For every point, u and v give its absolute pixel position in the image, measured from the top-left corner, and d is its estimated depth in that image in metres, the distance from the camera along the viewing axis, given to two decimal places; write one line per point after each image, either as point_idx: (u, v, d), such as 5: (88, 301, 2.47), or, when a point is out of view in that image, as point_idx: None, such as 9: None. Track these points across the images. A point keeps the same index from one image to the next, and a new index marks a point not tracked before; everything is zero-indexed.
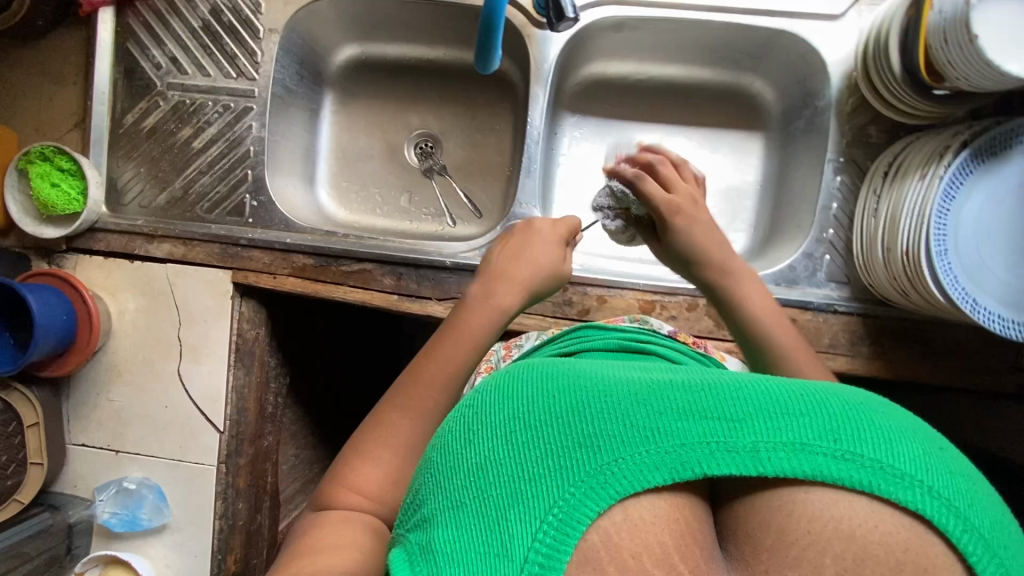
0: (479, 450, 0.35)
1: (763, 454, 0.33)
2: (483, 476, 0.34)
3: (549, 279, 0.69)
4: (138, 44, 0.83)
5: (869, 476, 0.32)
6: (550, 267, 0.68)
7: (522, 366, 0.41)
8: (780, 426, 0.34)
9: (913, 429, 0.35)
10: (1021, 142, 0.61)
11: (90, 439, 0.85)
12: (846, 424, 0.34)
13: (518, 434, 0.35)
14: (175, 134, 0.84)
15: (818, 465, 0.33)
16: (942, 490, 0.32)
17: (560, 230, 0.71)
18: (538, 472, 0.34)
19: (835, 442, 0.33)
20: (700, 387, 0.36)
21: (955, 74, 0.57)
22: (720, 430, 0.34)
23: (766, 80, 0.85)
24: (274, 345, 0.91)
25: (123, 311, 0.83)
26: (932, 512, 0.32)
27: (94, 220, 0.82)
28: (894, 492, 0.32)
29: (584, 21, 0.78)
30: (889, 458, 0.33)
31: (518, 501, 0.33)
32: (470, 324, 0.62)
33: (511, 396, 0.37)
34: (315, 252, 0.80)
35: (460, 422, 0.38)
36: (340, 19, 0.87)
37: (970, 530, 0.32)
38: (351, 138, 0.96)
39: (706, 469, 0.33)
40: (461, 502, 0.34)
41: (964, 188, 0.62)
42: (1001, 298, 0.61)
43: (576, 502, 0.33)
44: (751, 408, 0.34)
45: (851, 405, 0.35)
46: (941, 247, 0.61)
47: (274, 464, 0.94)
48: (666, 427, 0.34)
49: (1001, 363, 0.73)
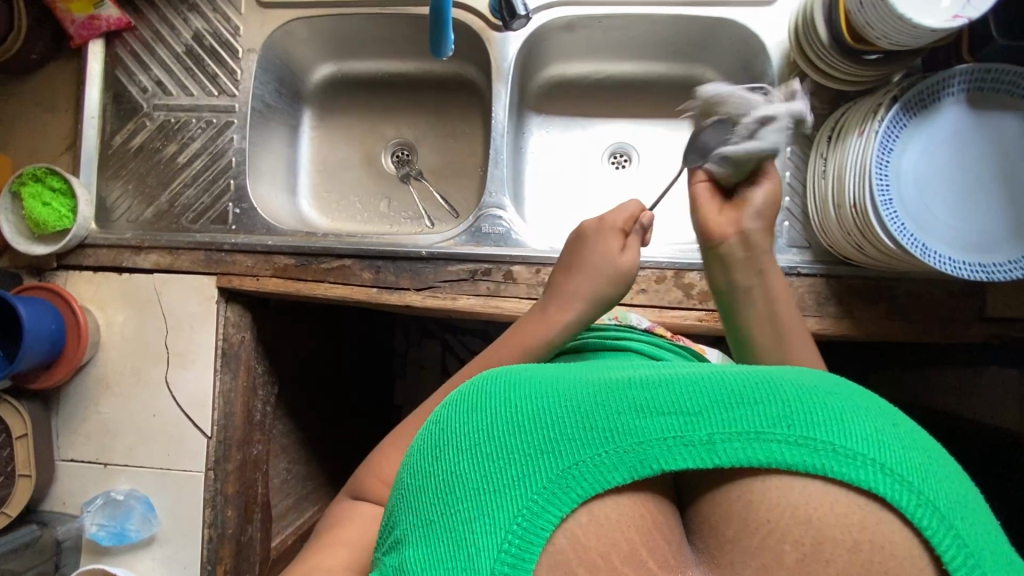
0: (444, 466, 0.34)
1: (719, 445, 0.32)
2: (449, 492, 0.33)
3: (618, 281, 0.66)
4: (126, 71, 0.88)
5: (822, 459, 0.31)
6: (618, 269, 0.65)
7: (484, 375, 0.39)
8: (735, 416, 0.32)
9: (867, 408, 0.33)
10: (947, 95, 0.65)
11: (79, 453, 0.85)
12: (798, 408, 0.32)
13: (480, 446, 0.34)
14: (161, 151, 0.88)
15: (772, 452, 0.32)
16: (895, 466, 0.31)
17: (614, 223, 0.68)
18: (500, 482, 0.33)
19: (789, 427, 0.32)
20: (657, 382, 0.34)
21: (875, 34, 0.63)
22: (677, 426, 0.32)
23: (715, 69, 0.90)
24: (262, 352, 0.93)
25: (112, 323, 0.85)
26: (886, 490, 0.31)
27: (83, 236, 0.86)
28: (847, 472, 0.31)
29: (538, 22, 0.84)
30: (841, 439, 0.31)
31: (481, 515, 0.32)
32: (519, 335, 0.63)
33: (473, 407, 0.36)
34: (295, 252, 0.83)
35: (426, 437, 0.37)
36: (313, 39, 0.93)
37: (925, 503, 0.30)
38: (331, 150, 1.01)
39: (664, 464, 0.32)
40: (430, 520, 0.33)
41: (900, 141, 0.66)
42: (947, 242, 0.65)
43: (538, 509, 0.32)
44: (706, 400, 0.33)
45: (804, 389, 0.33)
46: (885, 196, 0.64)
47: (264, 474, 0.94)
48: (625, 426, 0.33)
49: (968, 314, 0.74)
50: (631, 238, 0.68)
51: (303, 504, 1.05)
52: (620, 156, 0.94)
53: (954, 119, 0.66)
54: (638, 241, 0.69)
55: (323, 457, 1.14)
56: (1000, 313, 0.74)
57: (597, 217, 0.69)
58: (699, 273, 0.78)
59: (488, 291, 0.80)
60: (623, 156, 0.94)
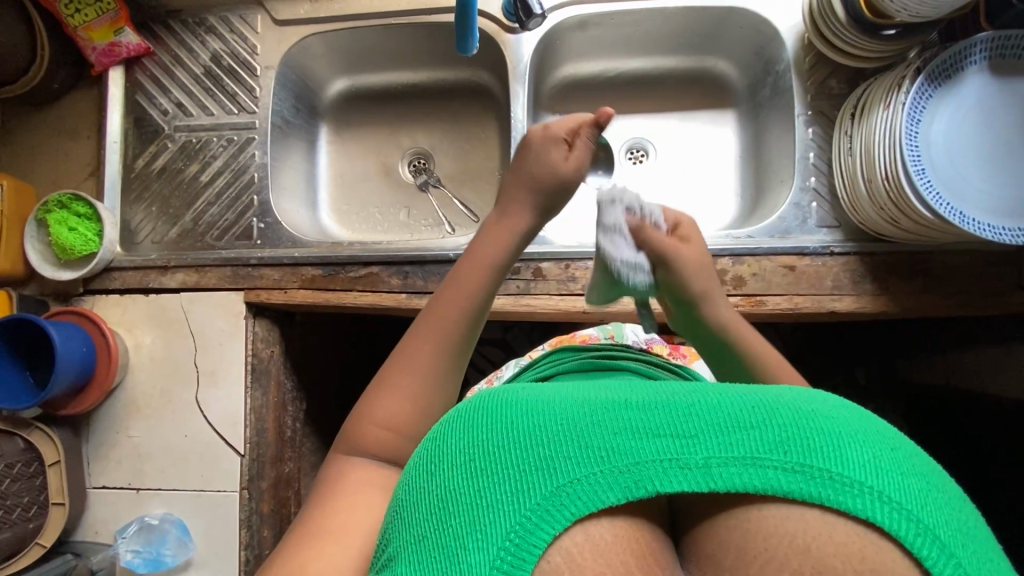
0: (440, 481, 0.34)
1: (715, 470, 0.32)
2: (444, 507, 0.33)
3: (559, 195, 0.63)
4: (146, 96, 0.90)
5: (819, 486, 0.31)
6: (558, 179, 0.62)
7: (485, 391, 0.40)
8: (732, 440, 0.32)
9: (863, 432, 0.33)
10: (972, 62, 0.66)
11: (111, 479, 0.84)
12: (795, 435, 0.32)
13: (478, 462, 0.34)
14: (183, 170, 0.89)
15: (769, 480, 0.32)
16: (893, 494, 0.31)
17: (569, 125, 0.63)
18: (495, 498, 0.32)
19: (785, 454, 0.32)
20: (654, 405, 0.34)
21: (895, 7, 0.63)
22: (674, 448, 0.33)
23: (727, 59, 0.91)
24: (290, 368, 0.92)
25: (140, 345, 0.85)
26: (885, 519, 0.30)
27: (109, 259, 0.86)
28: (845, 501, 0.31)
29: (552, 21, 0.84)
30: (840, 466, 0.32)
31: (474, 530, 0.32)
32: (480, 257, 0.60)
33: (472, 425, 0.36)
34: (322, 262, 0.83)
35: (425, 453, 0.37)
36: (328, 55, 0.95)
37: (924, 532, 0.30)
38: (348, 163, 1.01)
39: (659, 486, 0.32)
40: (425, 535, 0.33)
41: (928, 111, 0.66)
42: (983, 208, 0.64)
43: (531, 525, 0.32)
44: (703, 424, 0.33)
45: (802, 414, 0.33)
46: (918, 166, 0.64)
47: (296, 492, 0.92)
48: (620, 446, 0.33)
49: (1004, 285, 0.73)
50: (579, 144, 0.63)
51: None
52: (637, 150, 0.95)
53: (979, 88, 0.66)
54: (585, 145, 0.63)
55: None
56: None
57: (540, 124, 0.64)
58: (731, 259, 0.76)
59: (519, 290, 0.79)
60: (640, 151, 0.95)
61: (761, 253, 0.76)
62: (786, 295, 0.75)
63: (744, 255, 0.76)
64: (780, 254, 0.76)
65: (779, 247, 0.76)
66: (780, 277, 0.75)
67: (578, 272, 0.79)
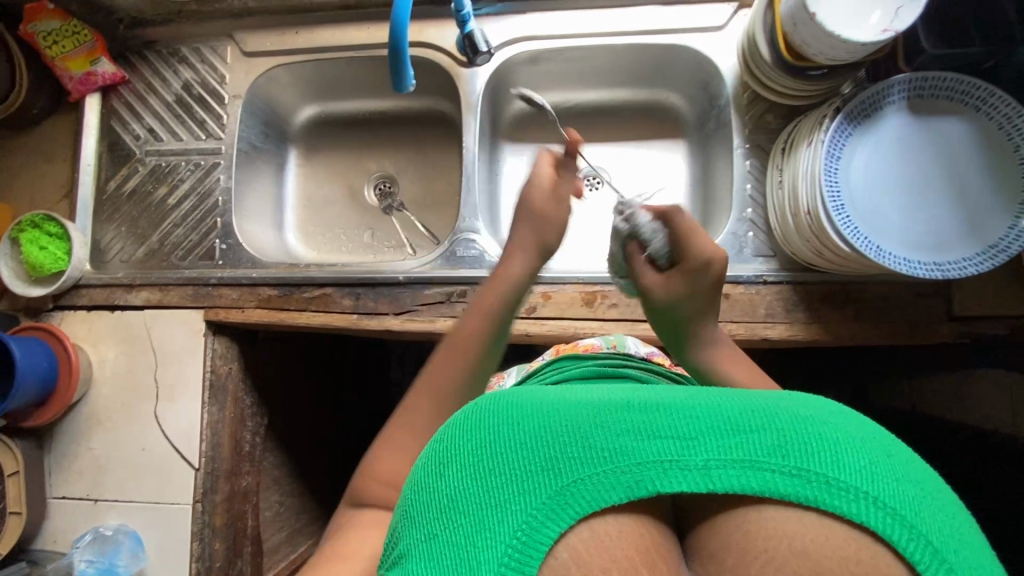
0: (447, 481, 0.34)
1: (715, 472, 0.32)
2: (452, 506, 0.33)
3: (554, 231, 0.70)
4: (120, 121, 0.94)
5: (815, 490, 0.31)
6: (542, 217, 0.69)
7: (488, 393, 0.39)
8: (731, 443, 0.32)
9: (860, 439, 0.33)
10: (891, 101, 0.68)
11: (70, 490, 0.87)
12: (793, 438, 0.32)
13: (484, 461, 0.34)
14: (152, 193, 0.93)
15: (767, 482, 0.32)
16: (888, 499, 0.31)
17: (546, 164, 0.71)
18: (501, 498, 0.32)
19: (784, 458, 0.32)
20: (656, 406, 0.34)
21: (811, 51, 0.66)
22: (674, 449, 0.33)
23: (677, 91, 0.94)
24: (249, 384, 0.95)
25: (104, 360, 0.88)
26: (878, 524, 0.31)
27: (78, 277, 0.89)
28: (839, 505, 0.31)
29: (502, 57, 0.88)
30: (835, 471, 0.32)
31: (482, 529, 0.32)
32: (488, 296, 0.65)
33: (476, 425, 0.36)
34: (279, 283, 0.86)
35: (431, 453, 0.37)
36: (297, 84, 0.99)
37: (917, 537, 0.30)
38: (316, 186, 1.05)
39: (660, 487, 0.32)
40: (433, 534, 0.33)
41: (847, 146, 0.69)
42: (901, 242, 0.67)
43: (537, 524, 0.32)
44: (702, 426, 0.33)
45: (800, 418, 0.33)
46: (837, 203, 0.67)
47: (253, 506, 0.95)
48: (624, 446, 0.33)
49: (936, 315, 0.75)
50: (563, 180, 0.71)
51: (295, 541, 1.06)
52: (592, 177, 0.97)
53: (897, 126, 0.69)
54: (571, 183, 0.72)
55: (316, 489, 1.15)
56: (967, 312, 0.75)
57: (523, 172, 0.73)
58: None
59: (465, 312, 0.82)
60: (594, 178, 0.97)
61: None
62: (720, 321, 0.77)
63: None
64: None
65: None
66: None
67: None
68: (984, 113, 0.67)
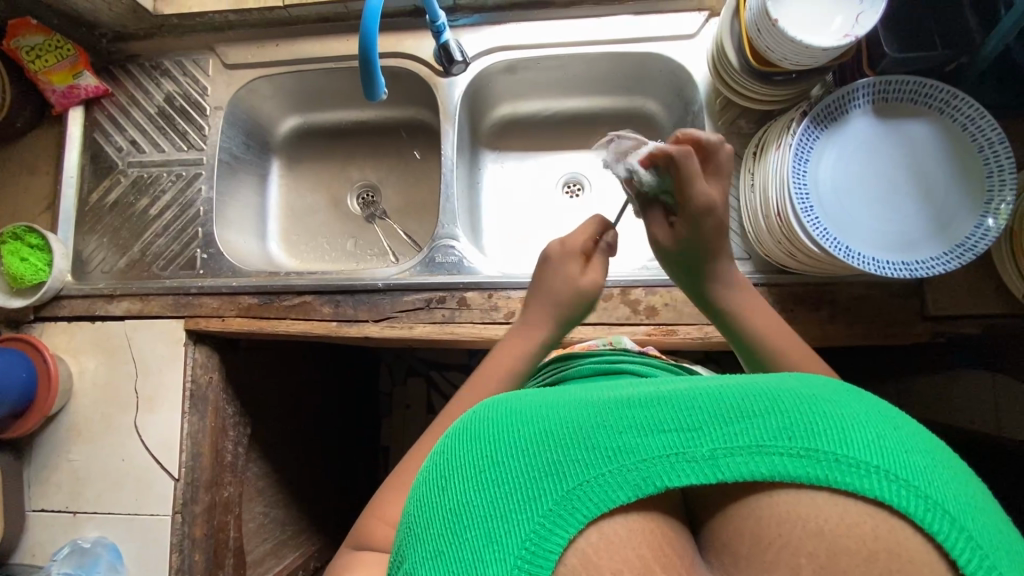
0: (448, 496, 0.32)
1: (722, 461, 0.31)
2: (455, 521, 0.31)
3: (576, 304, 0.63)
4: (103, 133, 0.95)
5: (825, 469, 0.30)
6: (571, 289, 0.63)
7: (485, 402, 0.38)
8: (736, 429, 0.31)
9: (865, 412, 0.32)
10: (854, 106, 0.70)
11: (49, 503, 0.86)
12: (798, 420, 0.31)
13: (486, 472, 0.32)
14: (134, 205, 0.94)
15: (774, 466, 0.30)
16: (900, 471, 0.30)
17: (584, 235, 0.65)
18: (507, 507, 0.31)
19: (791, 439, 0.30)
20: (656, 400, 0.33)
21: (776, 57, 0.67)
22: (679, 441, 0.31)
23: (654, 99, 0.96)
24: (231, 393, 0.94)
25: (84, 371, 0.88)
26: (893, 498, 0.29)
27: (59, 287, 0.89)
28: (852, 482, 0.29)
29: (478, 67, 0.90)
30: (844, 447, 0.30)
31: (490, 541, 0.30)
32: (498, 360, 0.60)
33: (477, 436, 0.34)
34: (259, 291, 0.87)
35: (430, 468, 0.35)
36: (278, 96, 1.00)
37: (933, 507, 0.29)
38: (298, 196, 1.06)
39: (668, 481, 0.31)
40: (437, 551, 0.31)
41: (815, 151, 0.70)
42: (869, 244, 0.68)
43: (545, 532, 0.30)
44: (706, 416, 0.32)
45: (803, 399, 0.32)
46: (805, 204, 0.67)
47: (236, 517, 0.94)
48: (628, 445, 0.31)
49: (911, 314, 0.76)
50: (595, 260, 0.65)
51: (280, 553, 1.05)
52: (574, 184, 0.99)
53: (866, 127, 0.70)
54: (602, 260, 0.65)
55: (302, 500, 1.15)
56: (943, 312, 0.75)
57: (558, 238, 0.66)
58: (644, 289, 0.79)
59: (444, 318, 0.82)
60: (576, 185, 0.99)
61: (672, 286, 0.79)
62: (698, 324, 0.77)
63: (657, 286, 0.79)
64: None
65: None
66: (691, 307, 0.78)
67: (499, 301, 0.82)
68: (948, 116, 0.68)
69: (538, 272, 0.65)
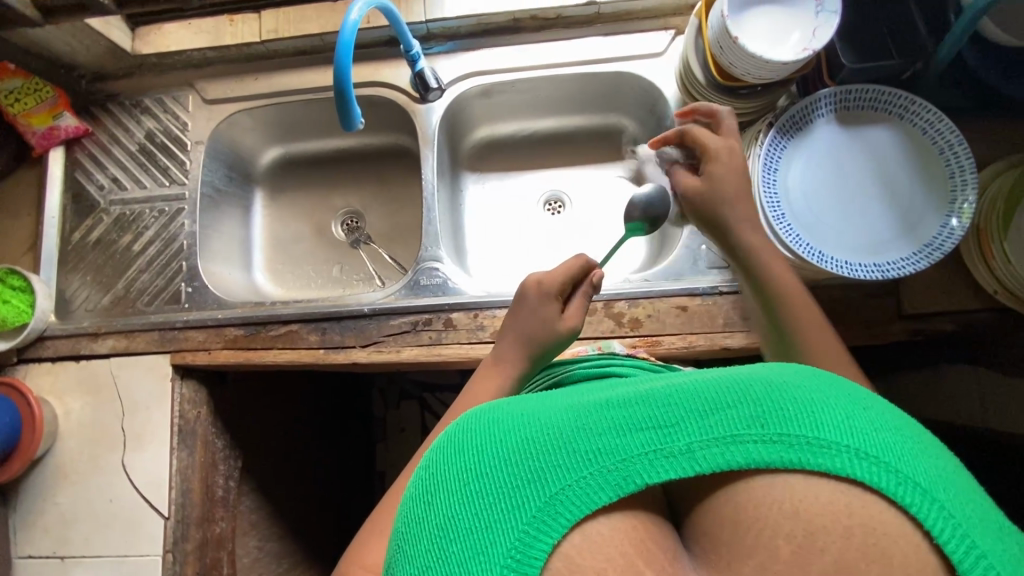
0: (434, 512, 0.33)
1: (698, 453, 0.31)
2: (441, 536, 0.31)
3: (549, 344, 0.64)
4: (84, 172, 0.96)
5: (798, 453, 0.31)
6: (545, 329, 0.63)
7: (470, 416, 0.38)
8: (710, 421, 0.32)
9: (835, 396, 0.33)
10: (818, 116, 0.72)
11: (36, 548, 0.84)
12: (769, 407, 0.32)
13: (471, 484, 0.32)
14: (117, 242, 0.94)
15: (749, 454, 0.31)
16: (870, 449, 0.30)
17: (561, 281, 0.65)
18: (491, 517, 0.31)
19: (763, 426, 0.31)
20: (634, 400, 0.33)
21: (739, 71, 0.70)
22: (656, 438, 0.32)
23: (628, 115, 0.98)
24: (220, 426, 0.94)
25: (69, 412, 0.87)
26: (865, 475, 0.30)
27: (42, 328, 0.89)
28: (822, 463, 0.30)
29: (455, 91, 0.92)
30: (815, 430, 0.31)
31: (476, 551, 0.30)
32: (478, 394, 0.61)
33: (462, 450, 0.35)
34: (245, 322, 0.87)
35: (417, 487, 0.35)
36: (259, 128, 1.01)
37: (904, 480, 0.30)
38: (283, 226, 1.07)
39: (648, 478, 0.31)
40: (426, 567, 0.31)
41: (784, 159, 0.72)
42: (839, 247, 0.70)
43: (530, 538, 0.30)
44: (681, 411, 0.32)
45: (773, 386, 0.33)
46: (776, 211, 0.70)
47: (228, 553, 0.93)
48: (607, 445, 0.32)
49: (888, 314, 0.77)
50: (573, 304, 0.66)
51: None
52: (554, 203, 1.01)
53: (829, 136, 0.72)
54: (581, 305, 0.66)
55: (297, 531, 1.13)
56: (919, 309, 0.77)
57: (534, 278, 0.66)
58: (627, 302, 0.81)
59: (431, 340, 0.83)
60: (556, 203, 1.01)
61: (654, 297, 0.81)
62: (681, 334, 0.79)
63: (639, 297, 0.80)
64: (673, 295, 0.81)
65: (672, 289, 0.80)
66: (675, 317, 0.79)
67: (486, 320, 0.82)
68: (909, 121, 0.70)
69: (515, 312, 0.66)
